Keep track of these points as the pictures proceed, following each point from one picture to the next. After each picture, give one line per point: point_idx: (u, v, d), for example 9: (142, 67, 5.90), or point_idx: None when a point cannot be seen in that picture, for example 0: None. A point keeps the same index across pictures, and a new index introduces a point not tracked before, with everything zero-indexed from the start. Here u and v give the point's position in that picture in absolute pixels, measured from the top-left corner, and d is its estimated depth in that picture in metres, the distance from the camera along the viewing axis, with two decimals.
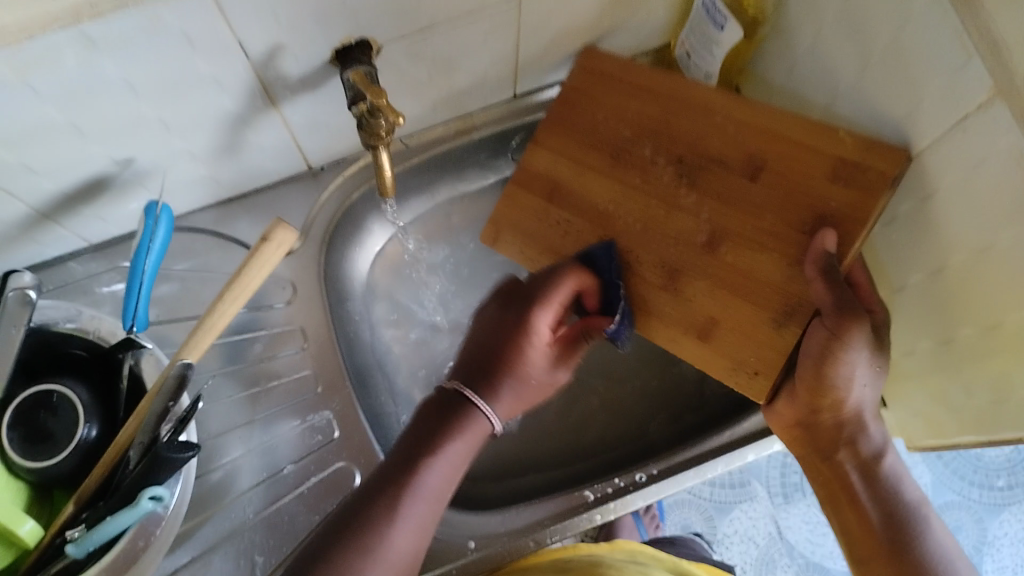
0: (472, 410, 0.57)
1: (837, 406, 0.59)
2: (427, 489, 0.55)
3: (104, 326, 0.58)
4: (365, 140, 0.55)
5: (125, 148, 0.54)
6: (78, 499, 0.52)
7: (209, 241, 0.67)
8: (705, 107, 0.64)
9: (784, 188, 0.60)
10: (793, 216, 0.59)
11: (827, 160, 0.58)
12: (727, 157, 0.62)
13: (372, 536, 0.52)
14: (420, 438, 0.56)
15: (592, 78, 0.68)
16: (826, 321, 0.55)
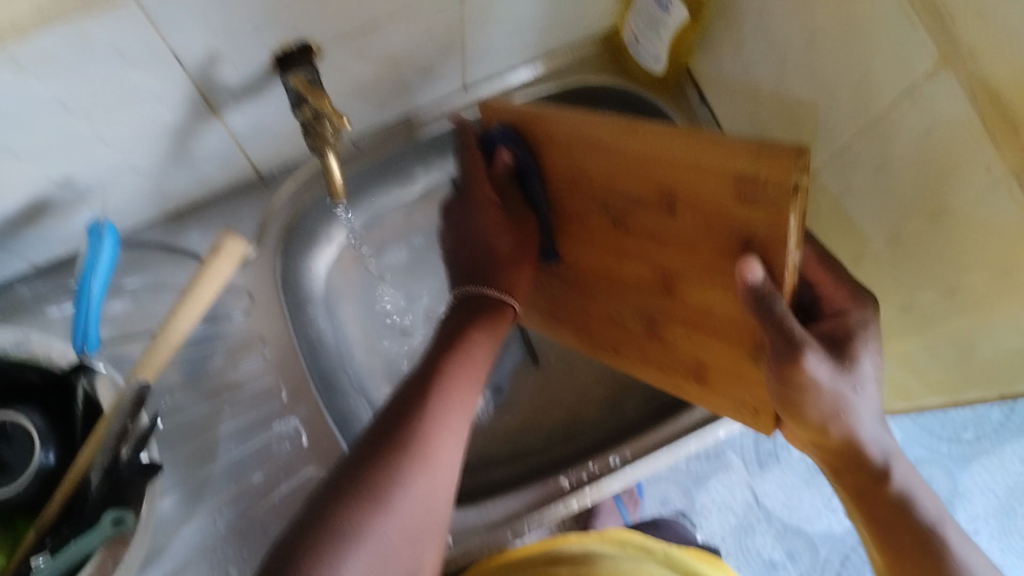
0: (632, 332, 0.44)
1: (820, 433, 0.51)
2: (402, 511, 0.47)
3: (54, 349, 0.56)
4: (311, 146, 0.54)
5: (64, 166, 0.52)
6: (41, 525, 0.50)
7: (161, 253, 0.66)
8: (594, 141, 0.51)
9: (701, 217, 0.48)
10: (717, 249, 0.48)
11: (728, 180, 0.43)
12: (642, 198, 0.52)
13: (372, 508, 0.46)
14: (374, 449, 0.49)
15: (507, 133, 0.59)
16: (774, 364, 0.48)
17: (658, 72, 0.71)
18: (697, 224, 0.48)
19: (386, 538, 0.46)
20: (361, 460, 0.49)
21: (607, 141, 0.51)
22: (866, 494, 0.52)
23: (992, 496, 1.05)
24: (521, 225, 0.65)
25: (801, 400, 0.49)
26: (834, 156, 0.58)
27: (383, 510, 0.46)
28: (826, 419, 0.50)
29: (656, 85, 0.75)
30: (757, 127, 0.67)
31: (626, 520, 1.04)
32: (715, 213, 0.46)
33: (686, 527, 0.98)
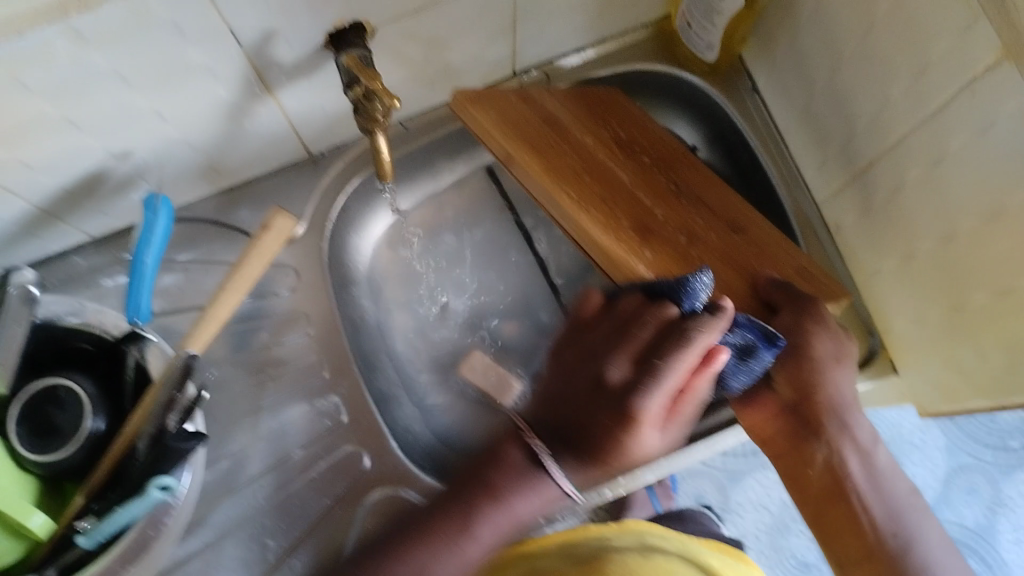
0: (542, 479, 0.51)
1: (804, 380, 0.55)
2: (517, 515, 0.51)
3: (108, 319, 0.57)
4: (361, 125, 0.54)
5: (123, 140, 0.54)
6: (88, 491, 0.53)
7: (212, 230, 0.67)
8: (717, 186, 0.68)
9: (759, 243, 0.64)
10: (752, 258, 0.63)
11: (795, 262, 0.63)
12: (712, 206, 0.66)
13: (455, 532, 0.52)
14: (456, 506, 0.53)
15: (613, 105, 0.71)
16: (803, 311, 0.56)
17: (709, 59, 0.70)
18: (753, 248, 0.63)
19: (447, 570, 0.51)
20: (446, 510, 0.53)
21: (702, 181, 0.68)
22: (857, 493, 0.53)
23: None
24: (549, 103, 0.68)
25: (810, 344, 0.55)
26: (887, 152, 0.57)
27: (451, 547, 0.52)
28: (827, 358, 0.55)
29: (708, 74, 0.74)
30: (810, 122, 0.66)
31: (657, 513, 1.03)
32: (777, 263, 0.63)
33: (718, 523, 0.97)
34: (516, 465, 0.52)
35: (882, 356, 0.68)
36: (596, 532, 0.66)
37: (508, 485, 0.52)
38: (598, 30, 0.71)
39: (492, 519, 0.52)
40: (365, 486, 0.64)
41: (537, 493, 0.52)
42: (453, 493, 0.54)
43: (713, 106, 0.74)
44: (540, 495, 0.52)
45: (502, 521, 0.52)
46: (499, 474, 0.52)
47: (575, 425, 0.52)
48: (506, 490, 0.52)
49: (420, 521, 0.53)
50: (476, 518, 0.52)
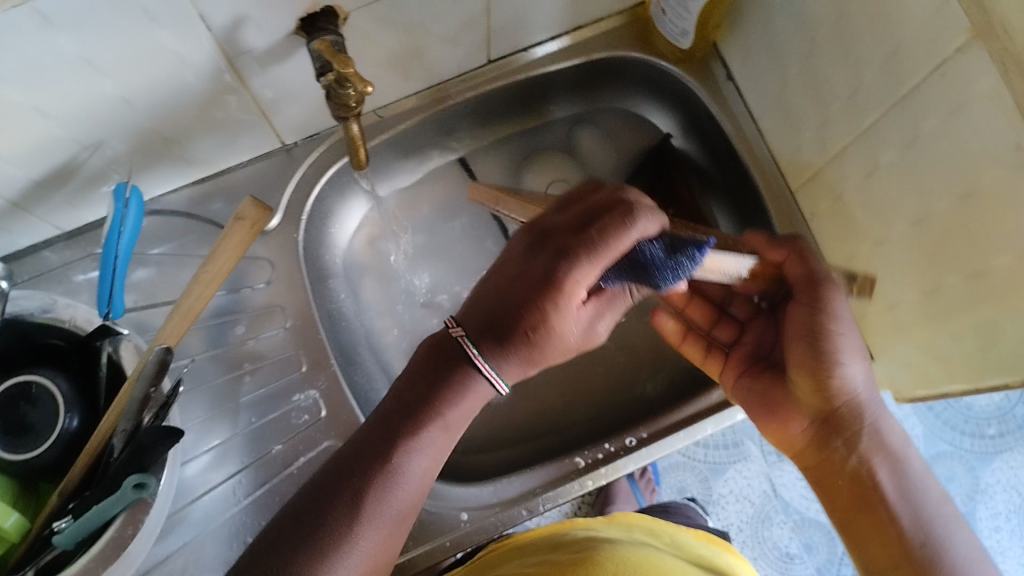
0: (472, 377, 0.47)
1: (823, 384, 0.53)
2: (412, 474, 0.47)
3: (80, 314, 0.56)
4: (334, 112, 0.54)
5: (92, 130, 0.53)
6: (63, 491, 0.52)
7: (185, 223, 0.66)
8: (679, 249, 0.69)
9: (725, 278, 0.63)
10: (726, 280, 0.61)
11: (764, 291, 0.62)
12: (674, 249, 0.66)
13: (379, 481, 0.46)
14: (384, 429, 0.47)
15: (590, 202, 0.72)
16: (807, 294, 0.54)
17: (685, 46, 0.70)
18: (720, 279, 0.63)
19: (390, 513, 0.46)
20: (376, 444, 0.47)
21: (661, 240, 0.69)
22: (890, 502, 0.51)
23: (1014, 494, 1.04)
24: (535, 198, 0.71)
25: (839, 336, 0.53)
26: (861, 133, 0.57)
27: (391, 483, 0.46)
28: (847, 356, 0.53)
29: (683, 60, 0.74)
30: (783, 106, 0.66)
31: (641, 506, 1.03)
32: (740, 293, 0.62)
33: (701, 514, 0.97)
34: (443, 362, 0.48)
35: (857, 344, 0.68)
36: (582, 524, 0.66)
37: (439, 399, 0.47)
38: (572, 17, 0.70)
39: (420, 448, 0.47)
40: None
41: (470, 399, 0.48)
42: (379, 426, 0.47)
43: (687, 91, 0.75)
44: (468, 400, 0.48)
45: (438, 440, 0.48)
46: (434, 385, 0.47)
47: (506, 306, 0.46)
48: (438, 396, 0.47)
49: (340, 470, 0.46)
50: (412, 441, 0.47)
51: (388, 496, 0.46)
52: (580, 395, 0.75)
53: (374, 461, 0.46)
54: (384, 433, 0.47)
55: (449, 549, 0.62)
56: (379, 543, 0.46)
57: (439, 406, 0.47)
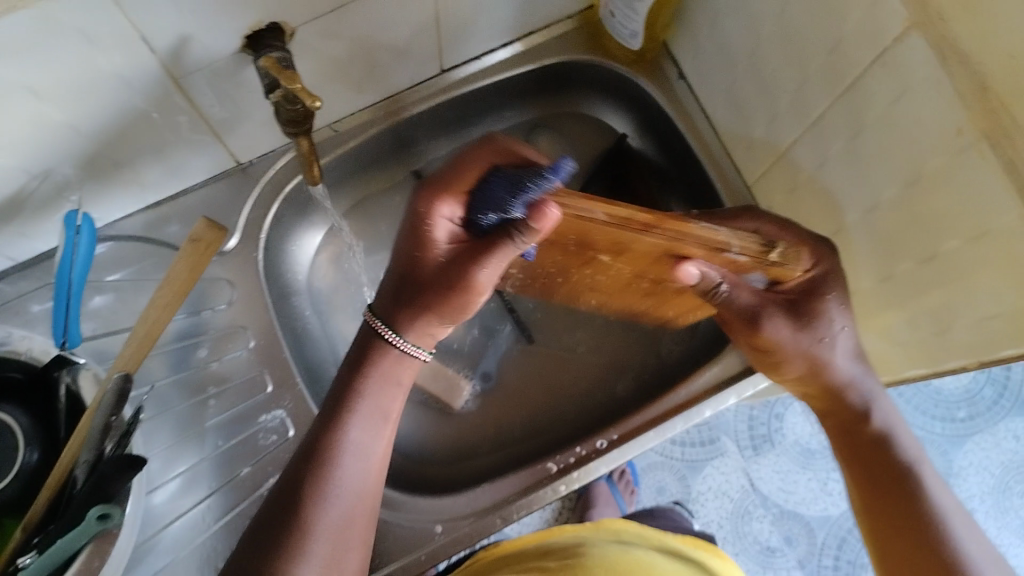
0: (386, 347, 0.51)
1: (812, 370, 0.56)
2: (360, 450, 0.50)
3: (35, 346, 0.55)
4: (284, 128, 0.53)
5: (40, 159, 0.52)
6: (26, 526, 0.50)
7: (142, 248, 0.65)
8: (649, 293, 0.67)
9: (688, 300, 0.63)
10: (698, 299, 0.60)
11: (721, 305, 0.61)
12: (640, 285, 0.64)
13: (317, 467, 0.48)
14: (325, 413, 0.51)
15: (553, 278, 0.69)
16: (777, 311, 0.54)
17: (635, 47, 0.70)
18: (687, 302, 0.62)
19: (342, 502, 0.49)
20: (317, 426, 0.50)
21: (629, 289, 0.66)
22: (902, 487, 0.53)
23: (987, 475, 1.05)
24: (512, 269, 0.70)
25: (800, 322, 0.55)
26: (810, 127, 0.58)
27: (329, 475, 0.49)
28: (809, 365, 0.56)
29: (634, 62, 0.74)
30: (734, 102, 0.67)
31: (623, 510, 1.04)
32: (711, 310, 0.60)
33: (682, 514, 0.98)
34: (362, 346, 0.52)
35: None
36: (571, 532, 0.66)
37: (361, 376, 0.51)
38: (522, 24, 0.71)
39: (356, 423, 0.50)
40: None
41: (391, 366, 0.52)
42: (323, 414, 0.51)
43: (639, 90, 0.75)
44: (389, 367, 0.51)
45: (373, 410, 0.51)
46: (353, 366, 0.51)
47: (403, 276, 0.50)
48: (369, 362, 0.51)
49: (289, 481, 0.49)
50: (347, 419, 0.50)
51: (341, 473, 0.49)
52: (550, 400, 0.75)
53: (319, 443, 0.49)
54: (322, 421, 0.50)
55: (424, 563, 0.62)
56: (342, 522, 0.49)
57: (362, 380, 0.51)
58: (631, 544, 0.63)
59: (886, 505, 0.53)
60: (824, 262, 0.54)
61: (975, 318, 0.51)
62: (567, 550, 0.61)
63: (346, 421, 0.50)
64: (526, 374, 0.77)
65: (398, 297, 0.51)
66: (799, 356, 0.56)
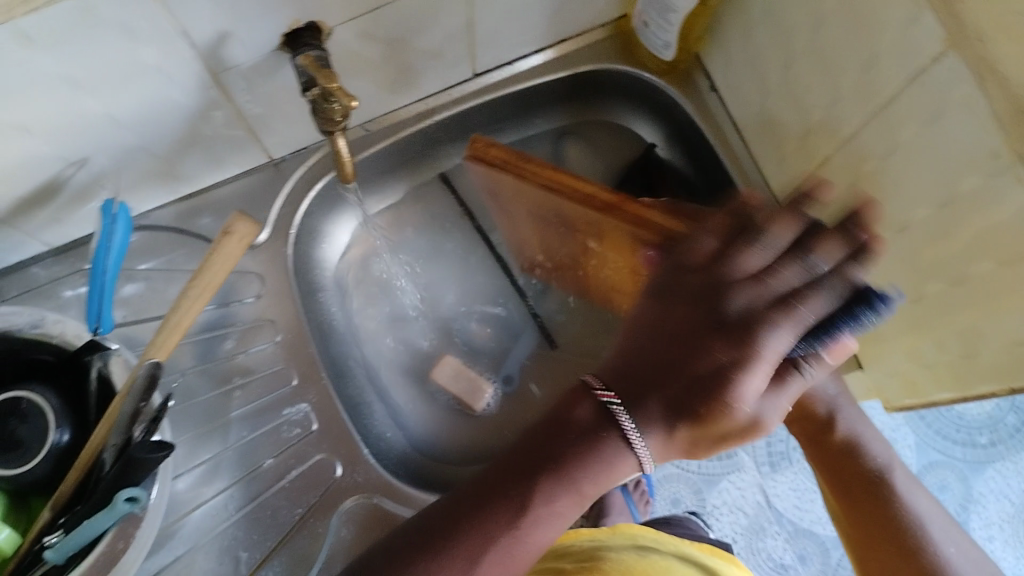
0: (614, 448, 0.44)
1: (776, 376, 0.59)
2: (541, 540, 0.45)
3: (69, 329, 0.56)
4: (319, 127, 0.53)
5: (80, 146, 0.53)
6: (54, 505, 0.52)
7: (174, 238, 0.67)
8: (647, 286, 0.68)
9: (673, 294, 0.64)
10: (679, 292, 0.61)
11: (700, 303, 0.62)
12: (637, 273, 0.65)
13: (498, 544, 0.43)
14: (512, 485, 0.45)
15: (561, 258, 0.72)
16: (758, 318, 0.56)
17: (669, 58, 0.71)
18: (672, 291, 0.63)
19: (517, 557, 0.44)
20: (482, 501, 0.45)
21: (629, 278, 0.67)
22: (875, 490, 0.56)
23: (1007, 502, 1.04)
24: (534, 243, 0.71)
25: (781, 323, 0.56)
26: (841, 144, 0.58)
27: (515, 540, 0.44)
28: None
29: (667, 71, 0.75)
30: (765, 117, 0.67)
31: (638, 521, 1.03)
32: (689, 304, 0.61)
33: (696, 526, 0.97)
34: (589, 428, 0.44)
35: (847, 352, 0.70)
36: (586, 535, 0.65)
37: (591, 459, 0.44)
38: (557, 31, 0.71)
39: (549, 522, 0.44)
40: (338, 494, 0.64)
41: (615, 467, 0.44)
42: (507, 464, 0.46)
43: (670, 100, 0.75)
44: (619, 470, 0.45)
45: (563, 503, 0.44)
46: (565, 444, 0.44)
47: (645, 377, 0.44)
48: (570, 463, 0.44)
49: (443, 519, 0.45)
50: (543, 496, 0.44)
51: (506, 535, 0.44)
52: None
53: (496, 505, 0.44)
54: (513, 479, 0.44)
55: None
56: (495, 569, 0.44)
57: (569, 469, 0.44)
58: (649, 550, 0.63)
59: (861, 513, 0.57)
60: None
61: (1003, 341, 0.51)
62: (586, 555, 0.62)
63: (533, 504, 0.44)
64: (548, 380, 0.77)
65: (631, 402, 0.44)
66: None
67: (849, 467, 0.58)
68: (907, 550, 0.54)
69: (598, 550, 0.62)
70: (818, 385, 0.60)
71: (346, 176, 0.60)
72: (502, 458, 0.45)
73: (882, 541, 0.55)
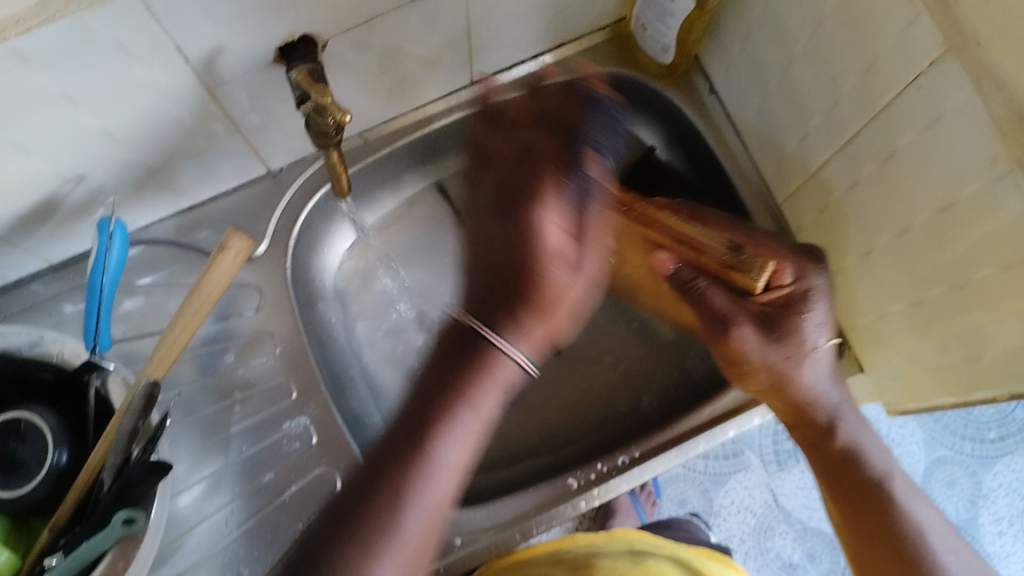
0: (494, 353, 0.46)
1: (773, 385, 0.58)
2: (450, 460, 0.45)
3: (67, 348, 0.56)
4: (315, 141, 0.53)
5: (76, 163, 0.53)
6: (54, 527, 0.52)
7: (172, 252, 0.66)
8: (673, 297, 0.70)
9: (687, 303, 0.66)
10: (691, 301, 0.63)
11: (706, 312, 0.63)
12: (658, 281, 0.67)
13: (391, 501, 0.43)
14: (412, 420, 0.45)
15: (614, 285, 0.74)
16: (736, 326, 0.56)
17: (666, 61, 0.70)
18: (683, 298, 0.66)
19: (435, 496, 0.44)
20: (401, 442, 0.44)
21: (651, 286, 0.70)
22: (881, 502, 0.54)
23: (1016, 497, 1.03)
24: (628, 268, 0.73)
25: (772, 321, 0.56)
26: (841, 147, 0.58)
27: (407, 504, 0.43)
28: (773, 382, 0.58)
29: (665, 75, 0.74)
30: (765, 122, 0.67)
31: (642, 520, 1.03)
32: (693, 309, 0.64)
33: (700, 527, 0.97)
34: (463, 353, 0.46)
35: (849, 355, 0.69)
36: (582, 542, 0.64)
37: (470, 394, 0.45)
38: (553, 36, 0.71)
39: (452, 435, 0.45)
40: None
41: (499, 381, 0.46)
42: (405, 425, 0.45)
43: (668, 105, 0.74)
44: (497, 379, 0.46)
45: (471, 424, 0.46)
46: (455, 370, 0.46)
47: (502, 276, 0.46)
48: (465, 378, 0.45)
49: (360, 484, 0.43)
50: (439, 430, 0.45)
51: (422, 479, 0.44)
52: (572, 413, 0.75)
53: (403, 453, 0.44)
54: (402, 439, 0.44)
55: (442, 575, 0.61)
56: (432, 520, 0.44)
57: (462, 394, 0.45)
58: None
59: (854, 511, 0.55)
60: (812, 276, 0.56)
61: (1005, 346, 0.50)
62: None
63: (448, 426, 0.45)
64: (551, 386, 0.76)
65: (485, 314, 0.46)
66: (764, 369, 0.57)
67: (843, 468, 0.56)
68: (908, 556, 0.52)
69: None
70: (821, 395, 0.58)
71: (342, 189, 0.59)
72: (415, 388, 0.46)
73: (882, 544, 0.53)
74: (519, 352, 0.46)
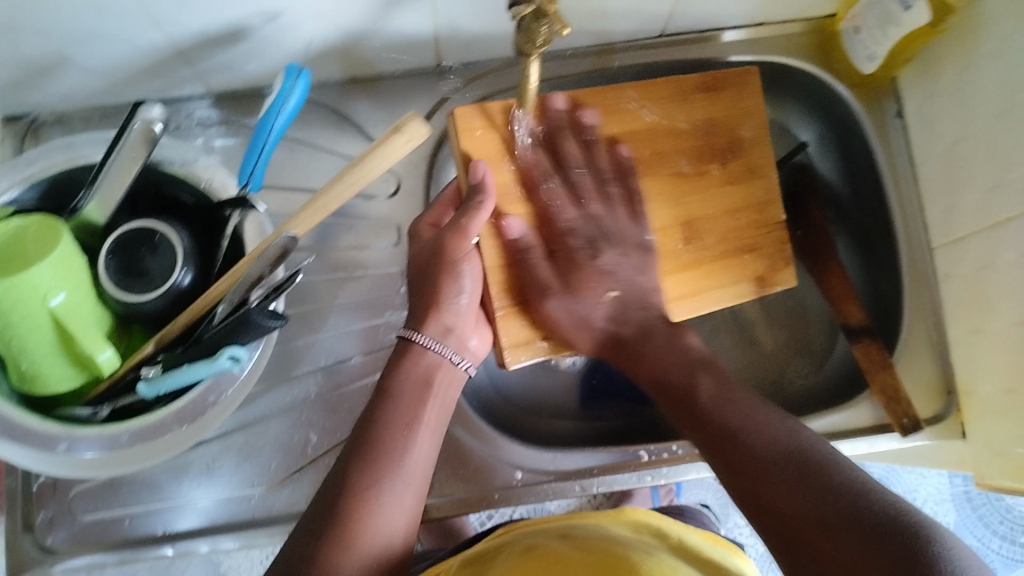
0: (432, 362, 0.54)
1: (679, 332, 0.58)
2: (409, 473, 0.49)
3: (217, 178, 0.56)
4: (518, 45, 0.48)
5: (276, 1, 0.53)
6: (159, 341, 0.54)
7: (327, 116, 0.67)
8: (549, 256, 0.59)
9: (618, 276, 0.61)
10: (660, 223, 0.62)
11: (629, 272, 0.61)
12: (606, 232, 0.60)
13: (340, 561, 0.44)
14: (357, 451, 0.49)
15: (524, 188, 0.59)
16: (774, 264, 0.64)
17: (868, 70, 0.67)
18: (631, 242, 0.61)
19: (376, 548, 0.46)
20: (318, 533, 0.46)
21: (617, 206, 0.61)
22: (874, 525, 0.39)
23: None
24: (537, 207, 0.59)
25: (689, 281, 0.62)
26: None
27: (367, 518, 0.46)
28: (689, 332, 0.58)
29: (858, 84, 0.72)
30: (953, 160, 0.64)
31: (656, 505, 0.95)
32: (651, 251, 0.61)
33: (711, 518, 0.86)
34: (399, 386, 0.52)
35: (955, 418, 0.66)
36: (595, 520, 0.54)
37: (401, 380, 0.52)
38: (758, 12, 0.68)
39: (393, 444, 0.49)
40: None
41: (425, 373, 0.53)
42: (352, 444, 0.50)
43: (850, 116, 0.71)
44: (440, 381, 0.54)
45: (402, 420, 0.51)
46: (383, 402, 0.51)
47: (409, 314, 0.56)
48: (397, 390, 0.52)
49: (302, 550, 0.45)
50: (386, 444, 0.49)
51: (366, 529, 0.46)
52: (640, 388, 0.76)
53: (351, 477, 0.48)
54: (356, 439, 0.50)
55: (493, 501, 0.63)
56: (406, 522, 0.49)
57: (391, 398, 0.51)
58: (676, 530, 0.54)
59: (809, 503, 0.42)
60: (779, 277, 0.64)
61: None
62: (589, 535, 0.50)
63: (368, 459, 0.48)
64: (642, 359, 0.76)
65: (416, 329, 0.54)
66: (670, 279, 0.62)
67: (775, 464, 0.44)
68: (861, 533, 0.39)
69: (605, 534, 0.50)
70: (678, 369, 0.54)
71: (462, 149, 0.58)
72: (354, 432, 0.50)
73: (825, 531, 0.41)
74: (446, 351, 0.54)
